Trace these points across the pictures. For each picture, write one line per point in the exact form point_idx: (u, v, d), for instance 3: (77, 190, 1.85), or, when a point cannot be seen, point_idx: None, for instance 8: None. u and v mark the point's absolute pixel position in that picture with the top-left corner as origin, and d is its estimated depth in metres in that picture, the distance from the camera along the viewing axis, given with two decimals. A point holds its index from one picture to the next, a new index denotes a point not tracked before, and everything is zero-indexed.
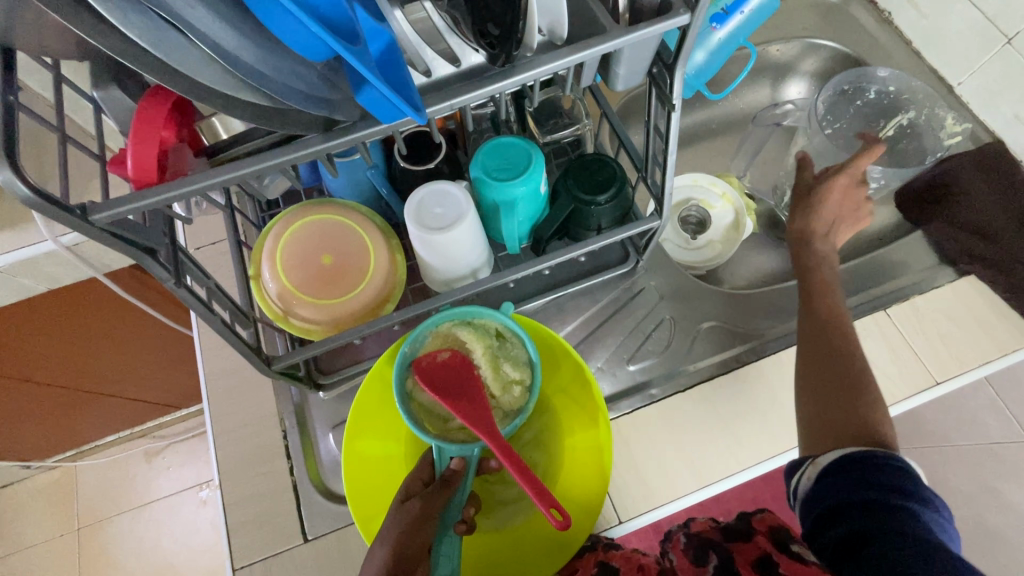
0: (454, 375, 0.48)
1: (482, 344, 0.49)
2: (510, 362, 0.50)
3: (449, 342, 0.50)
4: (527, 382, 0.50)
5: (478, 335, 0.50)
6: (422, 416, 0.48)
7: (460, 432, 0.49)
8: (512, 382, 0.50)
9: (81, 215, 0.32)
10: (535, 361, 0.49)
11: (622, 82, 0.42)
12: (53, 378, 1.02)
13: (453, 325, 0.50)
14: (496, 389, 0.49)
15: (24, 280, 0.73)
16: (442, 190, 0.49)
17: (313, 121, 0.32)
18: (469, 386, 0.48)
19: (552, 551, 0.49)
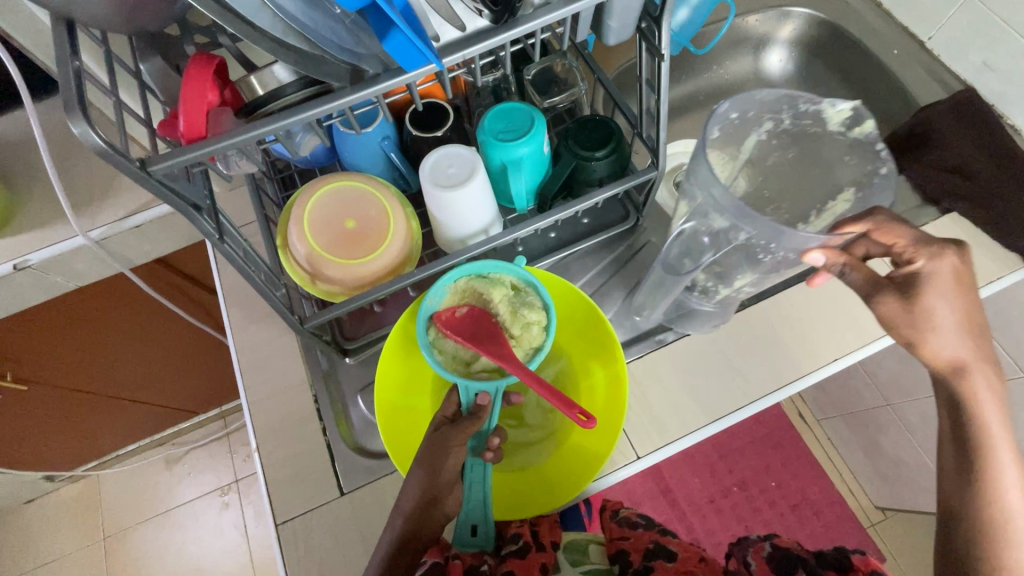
0: (476, 321, 0.52)
1: (501, 292, 0.53)
2: (527, 306, 0.52)
3: (469, 294, 0.54)
4: (544, 322, 0.52)
5: (496, 284, 0.53)
6: (446, 361, 0.51)
7: (484, 372, 0.51)
8: (532, 324, 0.52)
9: (141, 167, 0.36)
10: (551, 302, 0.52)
11: (613, 36, 0.46)
12: (78, 382, 1.05)
13: (470, 280, 0.53)
14: (516, 330, 0.52)
15: (55, 278, 0.76)
16: (453, 152, 0.53)
17: (341, 73, 0.36)
18: (490, 329, 0.51)
19: (576, 479, 0.51)
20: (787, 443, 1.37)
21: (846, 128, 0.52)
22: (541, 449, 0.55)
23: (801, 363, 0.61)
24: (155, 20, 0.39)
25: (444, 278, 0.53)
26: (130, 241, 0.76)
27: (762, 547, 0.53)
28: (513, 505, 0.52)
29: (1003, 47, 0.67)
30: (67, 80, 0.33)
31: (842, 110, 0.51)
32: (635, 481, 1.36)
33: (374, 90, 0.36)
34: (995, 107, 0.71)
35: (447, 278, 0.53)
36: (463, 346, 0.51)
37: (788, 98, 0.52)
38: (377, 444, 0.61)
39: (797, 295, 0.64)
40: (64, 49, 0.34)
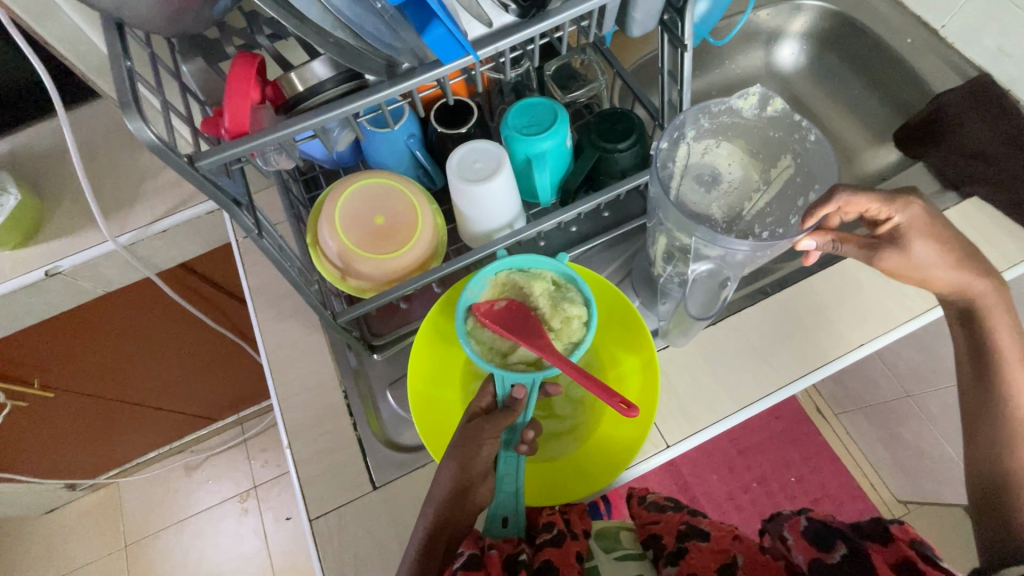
0: (515, 313, 0.53)
1: (542, 285, 0.54)
2: (568, 301, 0.53)
3: (507, 286, 0.55)
4: (585, 318, 0.53)
5: (536, 278, 0.54)
6: (483, 351, 0.52)
7: (520, 364, 0.52)
8: (572, 319, 0.53)
9: (189, 162, 0.37)
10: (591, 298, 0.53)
11: (638, 27, 0.47)
12: (102, 389, 1.06)
13: (510, 273, 0.54)
14: (555, 324, 0.53)
15: (84, 283, 0.78)
16: (478, 147, 0.54)
17: (378, 66, 0.37)
18: (529, 322, 0.52)
19: (606, 471, 0.52)
20: (805, 438, 1.37)
21: (760, 109, 0.58)
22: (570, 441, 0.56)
23: (828, 349, 0.61)
24: (197, 23, 0.41)
25: (485, 270, 0.53)
26: (157, 246, 0.78)
27: (798, 521, 0.50)
28: (543, 495, 0.53)
29: (1017, 32, 0.67)
30: (121, 80, 0.34)
31: (750, 97, 0.57)
32: (654, 479, 1.35)
33: (412, 83, 0.37)
34: (1011, 92, 0.71)
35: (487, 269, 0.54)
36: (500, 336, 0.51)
37: (703, 107, 0.57)
38: (408, 438, 0.62)
39: (821, 281, 0.64)
40: (116, 52, 0.35)
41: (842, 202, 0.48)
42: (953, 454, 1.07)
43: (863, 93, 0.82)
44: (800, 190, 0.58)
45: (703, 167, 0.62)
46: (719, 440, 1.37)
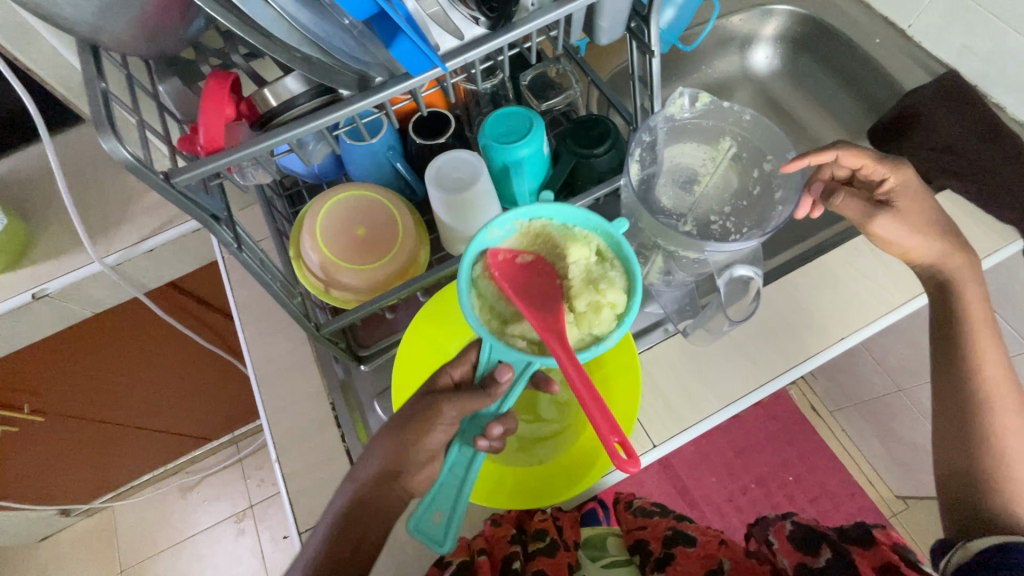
0: (533, 276, 0.48)
1: (582, 254, 0.48)
2: (606, 283, 0.46)
3: (540, 241, 0.50)
4: (619, 310, 0.46)
5: (578, 243, 0.48)
6: (484, 306, 0.48)
7: (523, 338, 0.47)
8: (603, 306, 0.46)
9: (165, 179, 0.37)
10: (637, 287, 0.46)
11: (605, 35, 0.48)
12: (93, 412, 1.06)
13: (549, 226, 0.49)
14: (582, 307, 0.46)
15: (72, 305, 0.78)
16: (457, 157, 0.55)
17: (349, 80, 0.38)
18: (546, 292, 0.47)
19: (580, 476, 0.53)
20: (801, 436, 1.37)
21: (691, 104, 0.60)
22: (552, 443, 0.57)
23: (809, 345, 0.61)
24: (172, 44, 0.42)
25: (522, 211, 0.48)
26: (144, 266, 0.78)
27: (784, 527, 0.54)
28: (523, 492, 0.53)
29: (980, 30, 0.69)
30: (96, 100, 0.35)
31: (679, 97, 0.58)
32: (652, 484, 1.35)
33: (382, 95, 0.38)
34: (978, 88, 0.73)
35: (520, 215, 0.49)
36: (507, 296, 0.47)
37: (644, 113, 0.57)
38: None
39: (800, 277, 0.65)
40: (92, 74, 0.36)
41: (835, 156, 0.57)
42: None
43: (837, 93, 0.84)
44: (750, 162, 0.62)
45: (672, 171, 0.63)
46: (716, 442, 1.37)
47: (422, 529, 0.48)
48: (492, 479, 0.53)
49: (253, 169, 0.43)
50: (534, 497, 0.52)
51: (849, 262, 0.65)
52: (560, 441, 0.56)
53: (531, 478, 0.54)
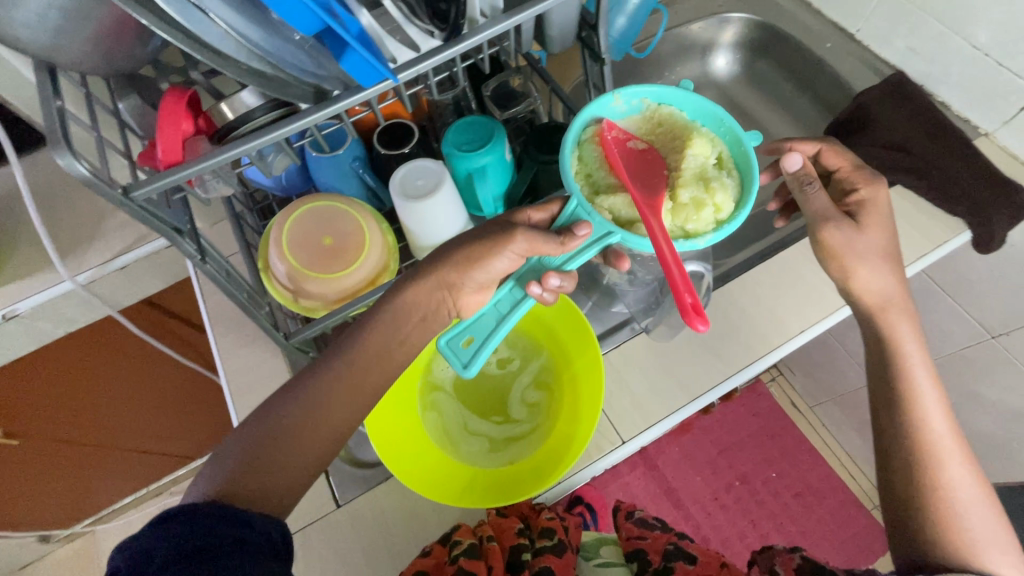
0: (645, 162, 0.50)
1: (705, 151, 0.49)
2: (718, 183, 0.47)
3: (660, 131, 0.52)
4: (721, 216, 0.47)
5: (701, 140, 0.49)
6: (582, 164, 0.50)
7: (609, 208, 0.49)
8: (705, 204, 0.47)
9: (123, 194, 0.38)
10: (747, 200, 0.47)
11: (557, 41, 0.52)
12: (70, 433, 1.05)
13: (673, 116, 0.51)
14: (686, 198, 0.47)
15: (44, 325, 0.78)
16: (421, 165, 0.57)
17: (305, 92, 0.40)
18: (652, 176, 0.49)
19: (543, 476, 0.53)
20: (782, 433, 1.39)
21: None
22: (522, 443, 0.58)
23: (770, 338, 0.63)
24: (130, 62, 0.43)
25: (655, 92, 0.51)
26: (117, 283, 0.79)
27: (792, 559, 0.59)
28: (493, 491, 0.53)
29: (922, 32, 0.73)
30: (51, 118, 0.36)
31: None
32: (638, 485, 1.36)
33: (336, 108, 0.40)
34: (925, 88, 0.76)
35: (651, 98, 0.52)
36: (610, 163, 0.49)
37: None
38: (369, 453, 0.62)
39: (761, 273, 0.67)
40: (48, 92, 0.37)
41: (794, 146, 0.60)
42: None
43: (794, 95, 0.87)
44: None
45: None
46: (700, 441, 1.38)
47: (450, 345, 0.52)
48: (463, 481, 0.54)
49: (215, 181, 0.45)
50: (501, 494, 0.53)
51: (807, 257, 0.67)
52: (531, 441, 0.57)
53: (501, 479, 0.54)
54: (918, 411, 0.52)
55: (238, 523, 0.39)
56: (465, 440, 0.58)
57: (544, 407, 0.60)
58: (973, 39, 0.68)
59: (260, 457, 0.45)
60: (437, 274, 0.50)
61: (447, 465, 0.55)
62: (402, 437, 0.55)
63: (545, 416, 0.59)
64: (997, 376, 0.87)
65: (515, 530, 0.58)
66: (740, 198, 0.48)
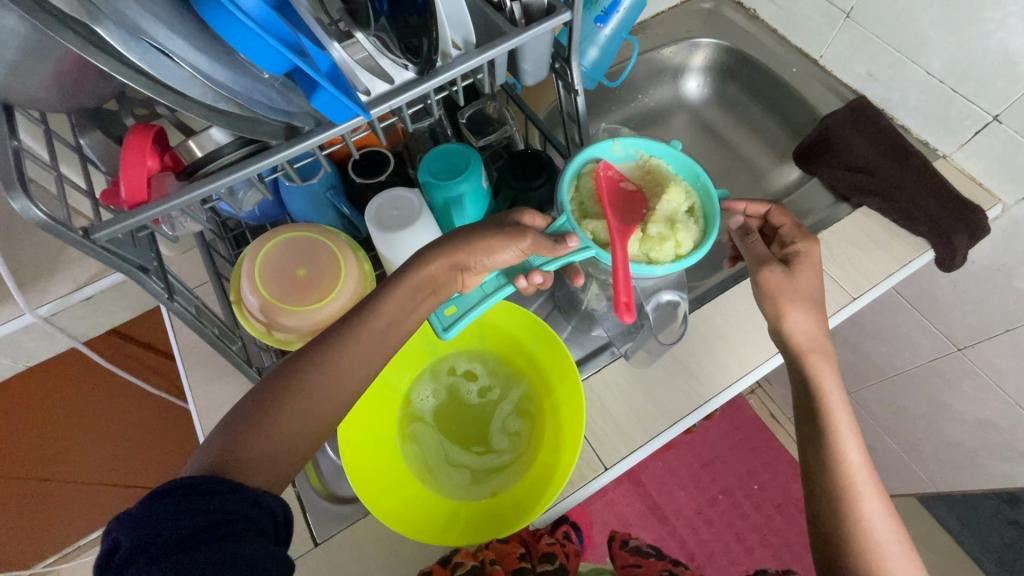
0: (628, 201, 0.49)
1: (679, 197, 0.48)
2: (684, 227, 0.46)
3: (649, 179, 0.51)
4: (681, 257, 0.46)
5: (679, 187, 0.48)
6: (572, 192, 0.50)
7: (588, 232, 0.48)
8: (669, 242, 0.46)
9: (84, 236, 0.37)
10: (710, 240, 0.46)
11: (530, 76, 0.52)
12: (31, 469, 1.00)
13: (663, 164, 0.51)
14: (653, 233, 0.46)
15: (3, 359, 0.75)
16: (396, 196, 0.56)
17: (277, 130, 0.40)
18: (629, 212, 0.48)
19: (523, 510, 0.52)
20: (762, 445, 1.40)
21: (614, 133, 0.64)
22: (505, 472, 0.57)
23: (748, 359, 0.64)
24: (93, 97, 0.41)
25: (648, 142, 0.51)
26: (82, 314, 0.76)
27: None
28: (475, 525, 0.52)
29: (881, 59, 0.76)
30: (6, 159, 0.35)
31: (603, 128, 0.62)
32: (623, 501, 1.36)
33: (308, 144, 0.40)
34: (886, 111, 0.79)
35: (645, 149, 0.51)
36: (596, 193, 0.49)
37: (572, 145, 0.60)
38: (348, 488, 0.61)
39: (737, 293, 0.68)
40: (3, 131, 0.36)
41: (743, 206, 0.62)
42: (895, 445, 1.13)
43: (764, 118, 0.90)
44: None
45: None
46: (683, 456, 1.39)
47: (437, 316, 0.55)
48: (444, 515, 0.53)
49: (182, 218, 0.44)
50: (482, 529, 0.52)
51: None
52: (513, 471, 0.57)
53: (480, 514, 0.53)
54: (838, 443, 0.53)
55: (242, 499, 0.38)
56: (444, 472, 0.57)
57: (524, 437, 0.59)
58: (928, 66, 0.71)
59: (254, 432, 0.43)
60: (448, 256, 0.49)
61: (426, 500, 0.54)
62: (379, 466, 0.54)
63: (525, 446, 0.58)
64: (964, 387, 0.90)
65: (516, 554, 0.59)
66: (701, 239, 0.47)
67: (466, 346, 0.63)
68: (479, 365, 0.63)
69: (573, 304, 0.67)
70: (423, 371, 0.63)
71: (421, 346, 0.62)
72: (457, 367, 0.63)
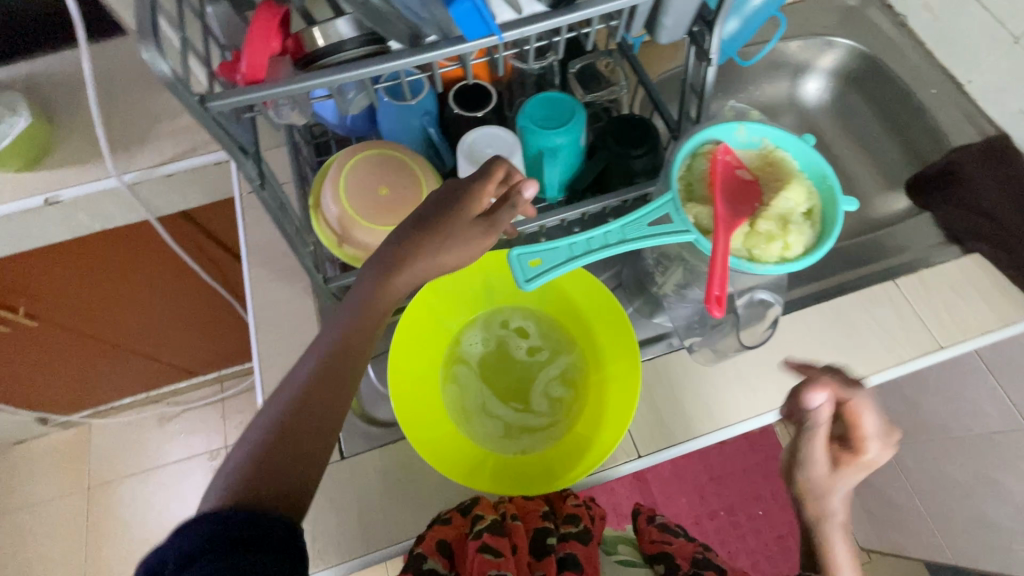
0: (741, 191, 0.45)
1: (799, 199, 0.44)
2: (797, 230, 0.42)
3: (767, 170, 0.47)
4: (786, 262, 0.42)
5: (801, 187, 0.44)
6: (684, 168, 0.46)
7: (692, 213, 0.44)
8: (778, 243, 0.42)
9: (200, 102, 0.37)
10: (822, 250, 0.42)
11: (666, 34, 0.47)
12: (86, 326, 1.06)
13: (786, 160, 0.46)
14: (763, 229, 0.43)
15: (83, 217, 0.78)
16: (492, 133, 0.54)
17: (402, 33, 0.38)
18: (740, 203, 0.45)
19: (554, 478, 0.51)
20: (777, 474, 1.37)
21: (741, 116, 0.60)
22: (539, 435, 0.56)
23: None
24: None
25: (778, 132, 0.46)
26: (161, 190, 0.78)
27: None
28: (502, 479, 0.52)
29: None
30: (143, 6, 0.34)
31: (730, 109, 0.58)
32: (621, 493, 1.35)
33: (433, 55, 0.38)
34: None
35: (773, 139, 0.47)
36: (711, 175, 0.45)
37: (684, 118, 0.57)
38: (382, 413, 0.61)
39: (815, 314, 0.64)
40: None
41: None
42: (922, 508, 1.08)
43: (883, 137, 0.83)
44: None
45: None
46: (693, 465, 1.37)
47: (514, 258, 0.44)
48: (474, 461, 0.53)
49: (289, 108, 0.44)
50: (509, 484, 0.51)
51: (865, 308, 0.64)
52: (549, 436, 0.56)
53: (509, 468, 0.53)
54: None
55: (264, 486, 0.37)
56: (479, 420, 0.57)
57: (563, 405, 0.58)
58: None
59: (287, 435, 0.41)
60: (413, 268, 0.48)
61: (458, 442, 0.54)
62: (421, 401, 0.54)
63: (563, 415, 0.57)
64: (1020, 468, 0.84)
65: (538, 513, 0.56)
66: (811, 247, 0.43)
67: (523, 303, 0.62)
68: (531, 325, 0.62)
69: (641, 287, 0.65)
70: (475, 319, 0.62)
71: (480, 295, 0.61)
72: (509, 322, 0.62)
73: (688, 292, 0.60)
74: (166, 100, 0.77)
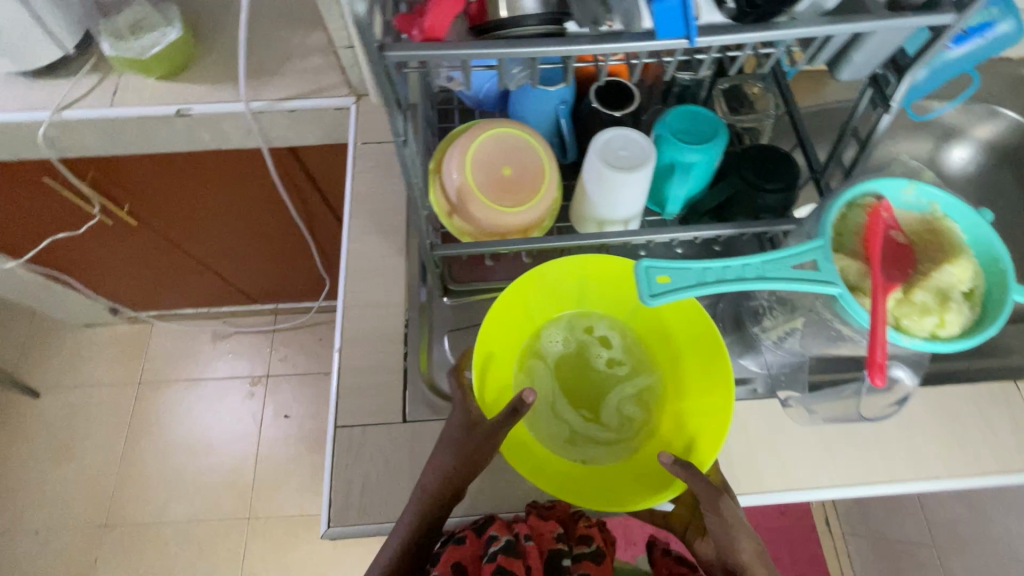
0: (894, 255, 0.43)
1: (963, 276, 0.42)
2: (956, 309, 0.40)
3: (927, 239, 0.44)
4: (937, 340, 0.40)
5: (965, 264, 0.42)
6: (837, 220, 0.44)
7: (842, 269, 0.42)
8: (934, 317, 0.40)
9: (379, 49, 0.36)
10: (980, 336, 0.40)
11: (849, 72, 0.45)
12: (176, 235, 1.13)
13: (950, 231, 0.44)
14: (918, 302, 0.41)
15: (205, 135, 0.82)
16: (627, 136, 0.52)
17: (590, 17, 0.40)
18: (894, 268, 0.43)
19: (615, 497, 0.50)
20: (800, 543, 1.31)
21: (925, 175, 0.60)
22: (605, 450, 0.55)
23: (898, 469, 0.56)
24: None
25: (950, 199, 0.44)
26: (279, 123, 0.81)
27: None
28: (563, 485, 0.51)
29: None
30: None
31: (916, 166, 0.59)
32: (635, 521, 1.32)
33: (614, 49, 0.37)
34: None
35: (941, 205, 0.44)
36: (869, 230, 0.42)
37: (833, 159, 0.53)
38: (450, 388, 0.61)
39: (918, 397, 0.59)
40: None
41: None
42: None
43: None
44: None
45: None
46: None
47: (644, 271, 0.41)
48: (537, 459, 0.52)
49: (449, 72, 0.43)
50: (570, 490, 0.50)
51: (976, 404, 0.59)
52: (614, 453, 0.55)
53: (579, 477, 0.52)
54: None
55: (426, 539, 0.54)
56: (548, 420, 0.56)
57: (635, 423, 0.57)
58: None
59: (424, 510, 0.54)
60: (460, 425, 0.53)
61: (524, 438, 0.53)
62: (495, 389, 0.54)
63: (634, 435, 0.57)
64: None
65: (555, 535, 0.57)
66: (966, 330, 0.41)
67: (610, 307, 0.61)
68: (614, 333, 0.61)
69: (733, 323, 0.62)
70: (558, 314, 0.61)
71: (569, 288, 0.59)
72: (591, 326, 0.61)
73: (787, 340, 0.56)
74: (306, 40, 0.80)
